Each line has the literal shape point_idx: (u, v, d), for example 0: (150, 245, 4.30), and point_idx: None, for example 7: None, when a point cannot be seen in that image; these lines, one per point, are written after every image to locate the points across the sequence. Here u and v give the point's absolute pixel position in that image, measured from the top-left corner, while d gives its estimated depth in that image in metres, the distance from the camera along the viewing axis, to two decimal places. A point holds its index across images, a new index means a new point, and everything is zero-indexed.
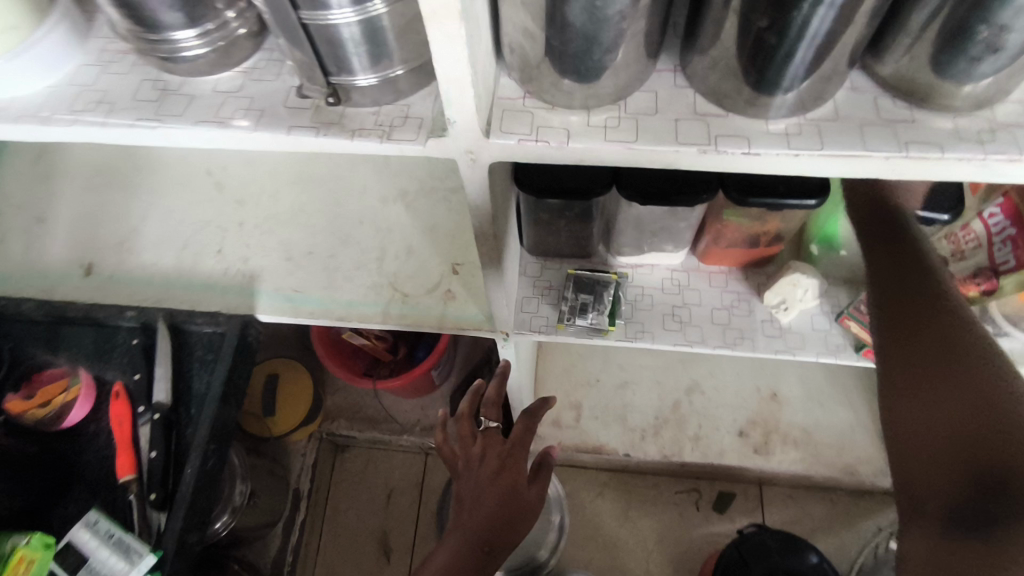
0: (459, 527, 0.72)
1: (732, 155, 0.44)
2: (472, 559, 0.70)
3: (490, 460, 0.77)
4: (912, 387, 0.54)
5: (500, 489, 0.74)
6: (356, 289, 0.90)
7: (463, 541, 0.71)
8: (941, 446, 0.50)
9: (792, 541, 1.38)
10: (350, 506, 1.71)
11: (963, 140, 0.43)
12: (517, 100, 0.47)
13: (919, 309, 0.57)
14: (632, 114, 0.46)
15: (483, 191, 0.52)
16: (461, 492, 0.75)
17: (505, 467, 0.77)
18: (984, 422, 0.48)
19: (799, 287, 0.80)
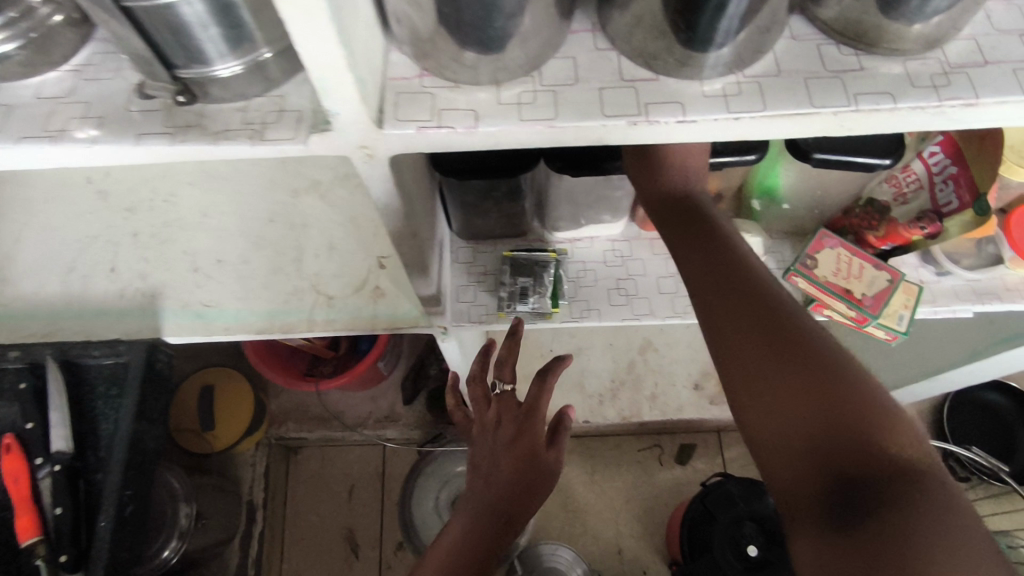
0: (473, 498, 0.69)
1: (666, 125, 0.38)
2: (488, 530, 0.67)
3: (504, 427, 0.71)
4: (750, 372, 0.47)
5: (513, 458, 0.69)
6: (273, 296, 0.81)
7: (478, 511, 0.68)
8: (801, 432, 0.43)
9: (755, 487, 1.39)
10: (310, 508, 1.64)
11: (916, 87, 0.38)
12: (413, 80, 0.40)
13: (733, 286, 0.51)
14: (549, 86, 0.39)
15: (389, 188, 0.45)
16: (477, 461, 0.72)
17: (519, 433, 0.70)
18: (837, 396, 0.43)
19: None
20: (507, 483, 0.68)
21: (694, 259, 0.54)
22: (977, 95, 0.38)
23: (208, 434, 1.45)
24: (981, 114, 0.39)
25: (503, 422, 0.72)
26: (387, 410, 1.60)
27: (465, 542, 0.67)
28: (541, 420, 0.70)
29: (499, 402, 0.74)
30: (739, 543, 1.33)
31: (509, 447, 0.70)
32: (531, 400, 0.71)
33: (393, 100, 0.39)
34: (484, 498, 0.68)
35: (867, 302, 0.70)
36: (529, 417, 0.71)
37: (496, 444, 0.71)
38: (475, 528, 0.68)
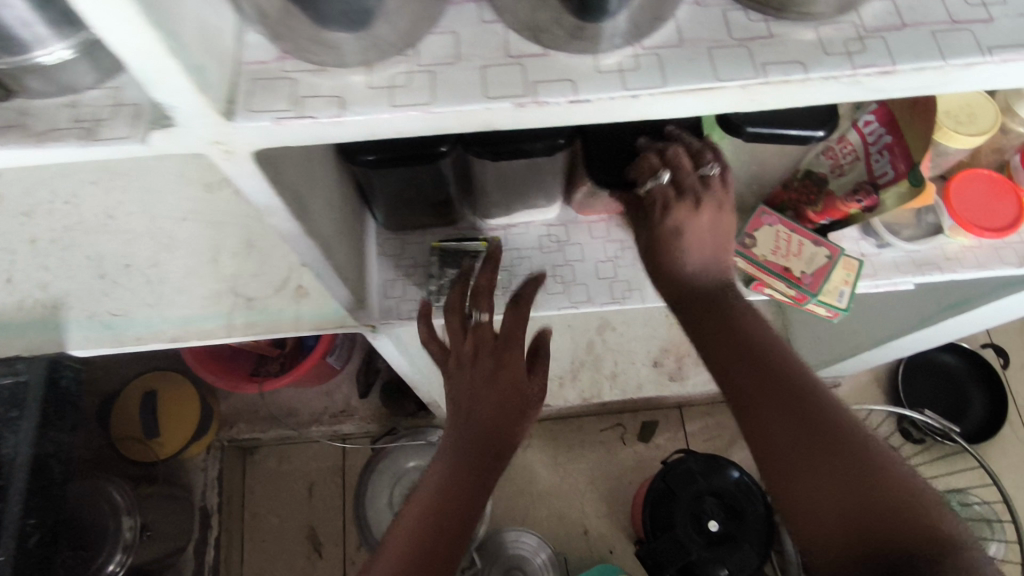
0: (456, 443, 0.63)
1: (557, 106, 0.34)
2: (474, 474, 0.62)
3: (482, 361, 0.63)
4: (790, 464, 0.50)
5: (498, 394, 0.62)
6: (186, 302, 0.74)
7: (461, 455, 0.62)
8: (844, 520, 0.47)
9: (715, 462, 1.39)
10: (270, 509, 1.56)
11: (829, 55, 0.35)
12: (270, 64, 0.35)
13: (764, 374, 0.52)
14: (426, 65, 0.35)
15: (265, 187, 0.40)
16: (454, 401, 0.64)
17: (500, 367, 0.63)
18: (876, 484, 0.48)
19: None
20: (490, 421, 0.62)
21: (716, 347, 0.55)
22: (893, 61, 0.34)
23: (153, 442, 1.36)
24: (899, 83, 0.36)
25: (480, 357, 0.63)
26: (342, 405, 1.53)
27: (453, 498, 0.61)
28: (519, 348, 0.64)
29: (473, 334, 0.64)
30: (700, 518, 1.33)
31: (490, 382, 0.62)
32: (507, 329, 0.64)
33: (246, 89, 0.34)
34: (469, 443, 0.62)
35: (806, 280, 0.68)
36: (508, 348, 0.63)
37: (476, 381, 0.63)
38: (460, 475, 0.62)
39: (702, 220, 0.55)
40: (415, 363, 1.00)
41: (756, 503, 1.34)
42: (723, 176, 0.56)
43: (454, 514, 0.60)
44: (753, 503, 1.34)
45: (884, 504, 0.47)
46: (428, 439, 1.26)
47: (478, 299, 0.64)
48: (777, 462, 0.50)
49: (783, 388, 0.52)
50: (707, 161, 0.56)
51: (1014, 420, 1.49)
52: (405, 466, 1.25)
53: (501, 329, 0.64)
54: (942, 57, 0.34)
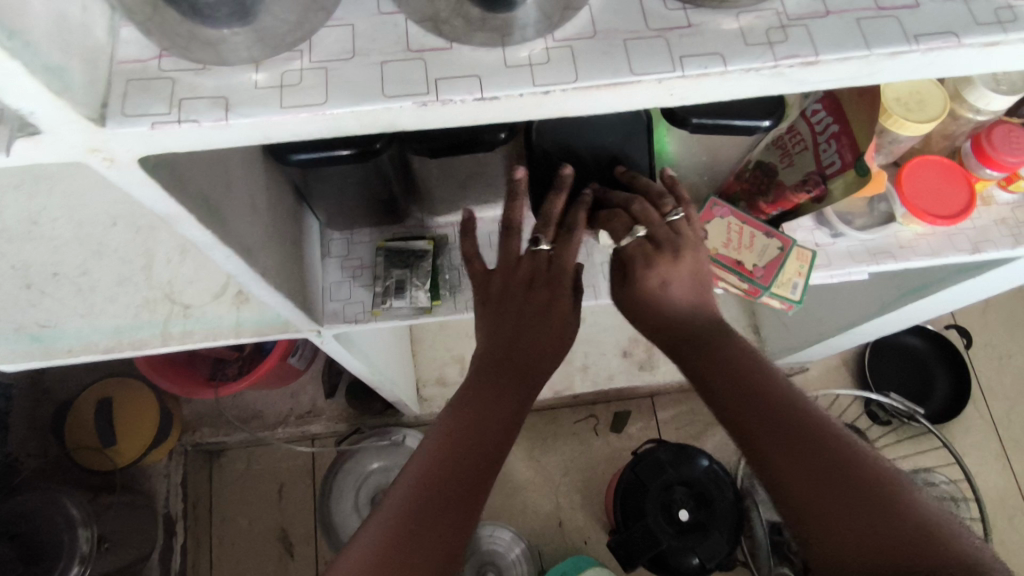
0: (487, 375, 0.57)
1: (461, 104, 0.32)
2: (507, 408, 0.56)
3: (536, 291, 0.58)
4: (807, 493, 0.48)
5: (539, 323, 0.58)
6: (121, 310, 0.71)
7: (494, 386, 0.57)
8: (870, 546, 0.46)
9: (684, 452, 1.38)
10: (241, 513, 1.46)
11: (750, 45, 0.33)
12: (149, 63, 0.32)
13: (770, 404, 0.53)
14: (319, 62, 0.32)
15: (162, 196, 0.37)
16: (489, 331, 0.59)
17: (551, 299, 0.58)
18: (893, 507, 0.47)
19: None
20: (525, 351, 0.58)
21: (720, 380, 0.55)
22: (817, 51, 0.32)
23: (109, 450, 1.28)
24: (825, 74, 0.34)
25: (535, 287, 0.58)
26: (309, 406, 1.47)
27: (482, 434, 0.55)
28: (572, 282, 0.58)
29: (530, 261, 0.59)
30: (670, 508, 1.33)
31: (541, 313, 0.58)
32: (559, 258, 0.58)
33: (121, 91, 0.31)
34: (500, 372, 0.57)
35: (758, 274, 0.67)
36: (561, 278, 0.58)
37: (523, 310, 0.58)
38: (490, 407, 0.56)
39: (678, 270, 0.58)
40: (373, 364, 0.97)
41: (725, 491, 1.33)
42: (687, 218, 0.59)
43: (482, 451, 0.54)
44: (721, 491, 1.33)
45: (903, 525, 0.46)
46: (392, 439, 1.24)
47: (544, 225, 0.59)
48: (793, 491, 0.49)
49: (789, 416, 0.52)
50: (671, 208, 0.58)
51: (978, 399, 1.51)
52: (368, 467, 1.23)
53: (558, 257, 0.58)
54: (868, 47, 0.33)
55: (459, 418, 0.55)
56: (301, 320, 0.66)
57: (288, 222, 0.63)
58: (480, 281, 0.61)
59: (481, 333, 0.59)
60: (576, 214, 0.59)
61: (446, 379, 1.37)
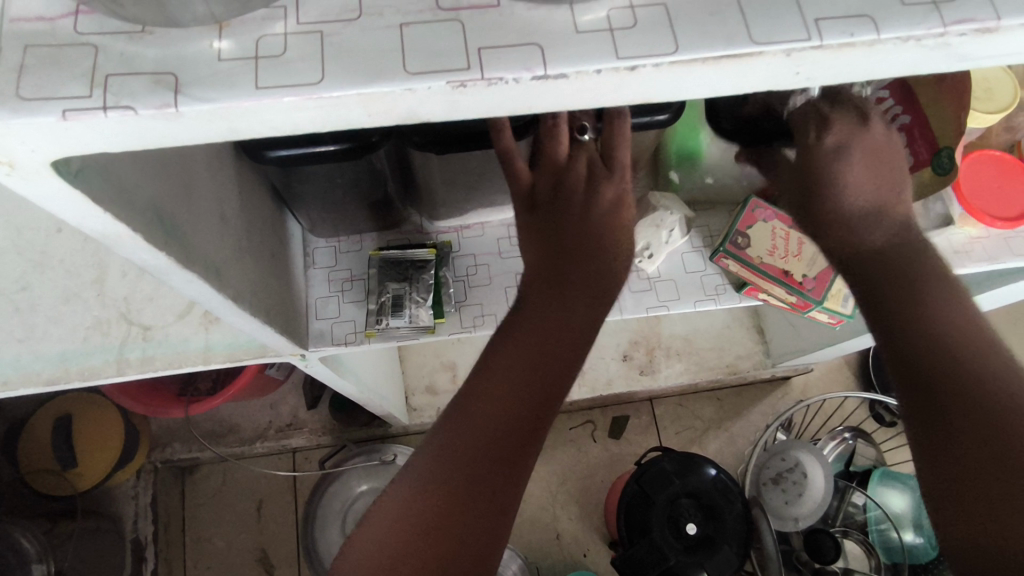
0: (543, 300, 0.48)
1: (514, 85, 0.23)
2: (558, 345, 0.47)
3: (603, 192, 0.49)
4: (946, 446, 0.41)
5: (608, 234, 0.50)
6: (63, 334, 0.60)
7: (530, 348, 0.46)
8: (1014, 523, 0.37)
9: (690, 458, 1.05)
10: (217, 532, 1.25)
11: (908, 5, 0.24)
12: (62, 25, 0.22)
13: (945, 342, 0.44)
14: (310, 24, 0.23)
15: (95, 212, 0.27)
16: (546, 249, 0.49)
17: (620, 197, 0.50)
18: None
19: (663, 228, 0.61)
20: (585, 270, 0.49)
21: (901, 300, 0.46)
22: (997, 12, 0.24)
23: (69, 472, 1.08)
24: (998, 46, 0.25)
25: (602, 182, 0.49)
26: (289, 418, 1.28)
27: (521, 384, 0.45)
28: (624, 177, 0.49)
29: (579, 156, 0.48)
30: (676, 520, 1.01)
31: (584, 266, 0.49)
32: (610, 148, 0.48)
33: (16, 63, 0.21)
34: (560, 296, 0.48)
35: (809, 286, 0.59)
36: (620, 174, 0.49)
37: (586, 219, 0.49)
38: (522, 378, 0.46)
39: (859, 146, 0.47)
40: (361, 381, 0.87)
41: (735, 503, 1.01)
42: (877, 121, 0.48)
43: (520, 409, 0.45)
44: (731, 502, 1.01)
45: None
46: (382, 458, 1.14)
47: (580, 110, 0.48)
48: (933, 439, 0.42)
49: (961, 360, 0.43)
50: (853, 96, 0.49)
51: None
52: (356, 489, 1.14)
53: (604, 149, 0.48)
54: None
55: (501, 360, 0.46)
56: (282, 344, 0.55)
57: (265, 227, 0.53)
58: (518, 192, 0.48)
59: (531, 251, 0.50)
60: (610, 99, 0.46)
61: (437, 388, 1.27)
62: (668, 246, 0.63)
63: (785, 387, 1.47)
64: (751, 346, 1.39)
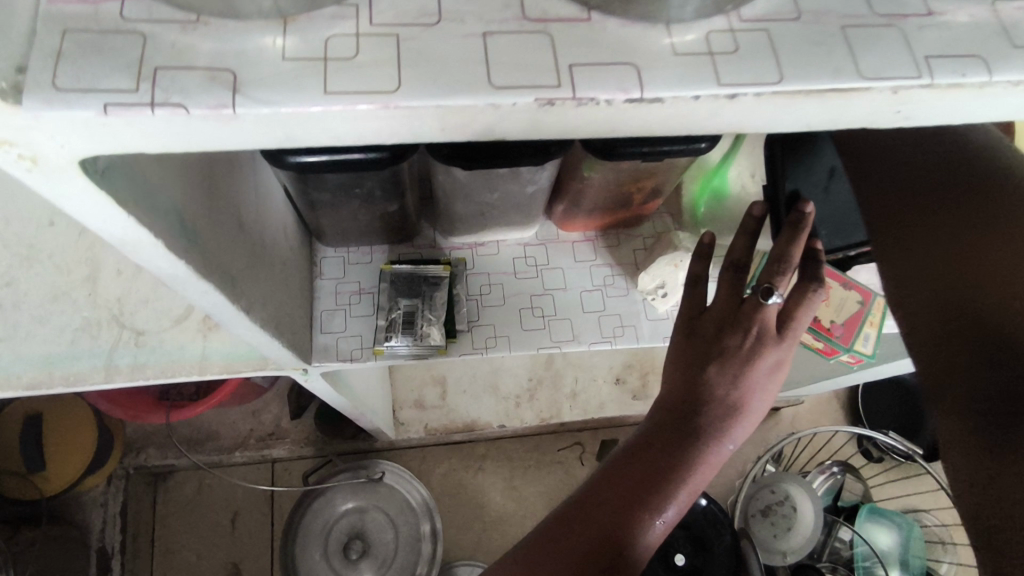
0: (667, 434, 0.45)
1: (605, 107, 0.21)
2: (670, 480, 0.43)
3: (763, 356, 0.45)
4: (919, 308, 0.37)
5: (760, 398, 0.46)
6: (51, 335, 0.56)
7: (657, 464, 0.44)
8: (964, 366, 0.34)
9: None
10: (186, 544, 1.18)
11: (1019, 49, 0.22)
12: (105, 9, 0.20)
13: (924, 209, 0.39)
14: (386, 26, 0.20)
15: (115, 216, 0.25)
16: (684, 379, 0.47)
17: (781, 364, 0.46)
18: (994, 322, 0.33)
19: (681, 267, 0.60)
20: (722, 424, 0.45)
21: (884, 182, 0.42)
22: None
23: (36, 477, 1.02)
24: None
25: (765, 349, 0.46)
26: (272, 427, 1.23)
27: (619, 512, 0.42)
28: (798, 336, 0.46)
29: (755, 314, 0.46)
30: (666, 551, 0.99)
31: (727, 393, 0.45)
32: (777, 252, 0.47)
33: (53, 49, 0.19)
34: (688, 435, 0.45)
35: (837, 332, 0.60)
36: (789, 340, 0.46)
37: (741, 375, 0.45)
38: (641, 492, 0.43)
39: None
40: (355, 395, 0.83)
41: (724, 535, 0.98)
42: None
43: (611, 551, 0.41)
44: (722, 534, 0.98)
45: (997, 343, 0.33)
46: (369, 475, 1.12)
47: (777, 270, 0.46)
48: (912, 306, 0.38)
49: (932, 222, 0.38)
50: None
51: None
52: (339, 508, 1.10)
53: (786, 308, 0.47)
54: None
55: (602, 488, 0.44)
56: (284, 357, 0.52)
57: (280, 236, 0.50)
58: (691, 309, 0.51)
59: (674, 373, 0.48)
60: (792, 241, 0.47)
61: (426, 403, 1.24)
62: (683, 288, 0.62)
63: (774, 419, 1.46)
64: None
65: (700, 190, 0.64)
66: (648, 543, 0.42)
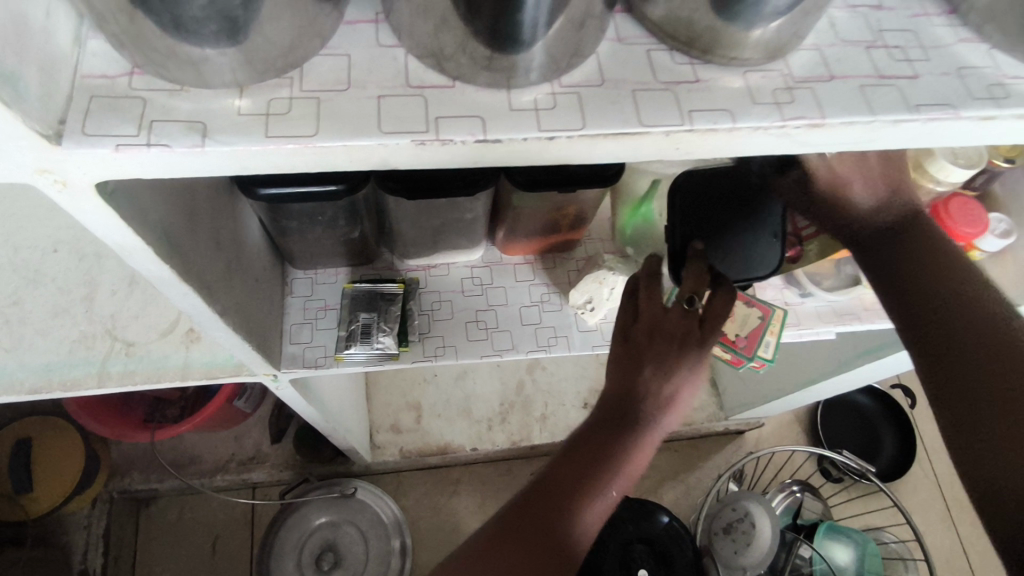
0: (608, 426, 0.53)
1: (461, 145, 0.30)
2: (610, 465, 0.52)
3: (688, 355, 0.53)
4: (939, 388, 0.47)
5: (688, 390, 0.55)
6: (53, 346, 0.64)
7: (601, 452, 0.52)
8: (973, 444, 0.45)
9: (643, 505, 1.08)
10: (167, 567, 1.21)
11: (758, 104, 0.32)
12: (118, 80, 0.29)
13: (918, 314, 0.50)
14: (311, 92, 0.30)
15: (119, 226, 0.33)
16: (623, 379, 0.54)
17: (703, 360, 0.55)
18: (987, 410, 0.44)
19: (605, 284, 0.69)
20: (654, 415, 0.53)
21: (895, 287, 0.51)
22: (822, 113, 0.32)
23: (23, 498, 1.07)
24: (829, 137, 0.33)
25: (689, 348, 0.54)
26: (252, 452, 1.28)
27: (569, 496, 0.51)
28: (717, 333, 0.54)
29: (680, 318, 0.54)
30: (630, 566, 1.02)
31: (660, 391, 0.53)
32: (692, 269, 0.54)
33: (83, 108, 0.28)
34: (627, 426, 0.53)
35: (741, 343, 0.69)
36: (711, 337, 0.54)
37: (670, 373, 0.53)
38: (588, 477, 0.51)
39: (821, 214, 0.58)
40: (326, 411, 0.90)
41: (686, 549, 1.03)
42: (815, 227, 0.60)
43: (563, 528, 0.50)
44: (683, 549, 1.03)
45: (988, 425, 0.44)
46: (342, 491, 1.18)
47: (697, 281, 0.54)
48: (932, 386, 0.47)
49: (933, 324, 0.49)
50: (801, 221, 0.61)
51: (922, 458, 1.42)
52: (313, 522, 1.16)
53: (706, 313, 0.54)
54: (871, 113, 0.33)
55: (554, 475, 0.52)
56: (255, 362, 0.60)
57: (252, 256, 0.59)
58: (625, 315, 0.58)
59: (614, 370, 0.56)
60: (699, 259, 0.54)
61: (401, 427, 1.31)
62: (610, 303, 0.71)
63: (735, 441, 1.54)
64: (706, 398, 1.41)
65: (630, 216, 0.71)
66: (593, 519, 0.51)
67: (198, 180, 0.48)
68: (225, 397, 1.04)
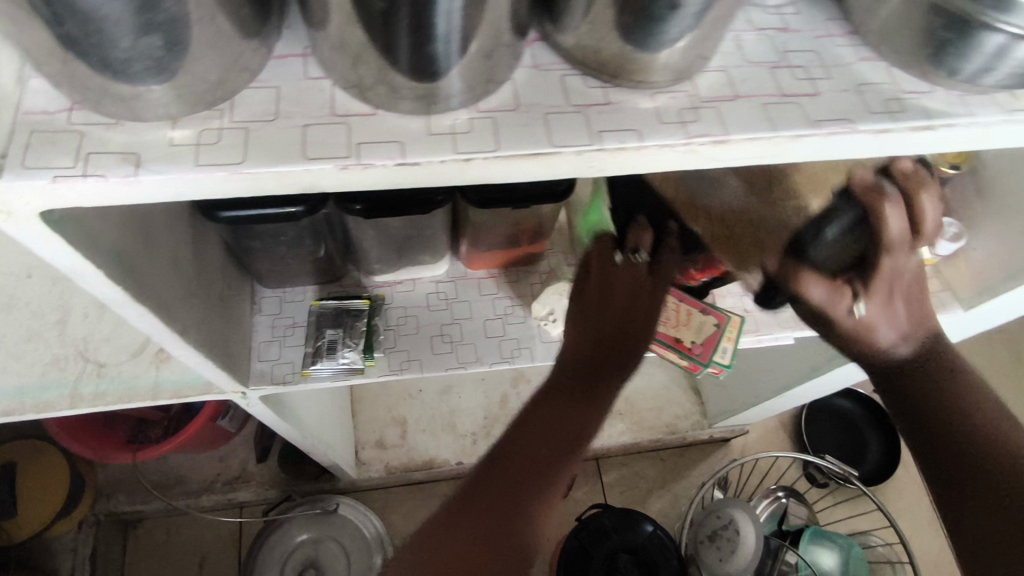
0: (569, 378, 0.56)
1: (382, 168, 0.32)
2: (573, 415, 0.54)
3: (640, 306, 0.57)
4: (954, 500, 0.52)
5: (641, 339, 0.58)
6: (26, 369, 0.66)
7: (563, 404, 0.55)
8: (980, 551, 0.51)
9: (629, 514, 1.06)
10: None
11: (664, 124, 0.34)
12: (59, 116, 0.31)
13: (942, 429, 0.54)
14: (240, 122, 0.32)
15: (67, 251, 0.35)
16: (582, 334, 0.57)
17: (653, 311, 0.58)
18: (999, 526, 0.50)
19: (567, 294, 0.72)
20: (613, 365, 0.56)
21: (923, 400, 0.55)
22: (725, 131, 0.35)
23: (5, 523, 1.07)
24: (735, 152, 0.36)
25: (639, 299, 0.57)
26: (238, 471, 1.28)
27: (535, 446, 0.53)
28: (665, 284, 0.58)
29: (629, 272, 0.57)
30: None
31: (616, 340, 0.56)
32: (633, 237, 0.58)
33: (23, 144, 0.30)
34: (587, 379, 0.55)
35: (697, 350, 0.70)
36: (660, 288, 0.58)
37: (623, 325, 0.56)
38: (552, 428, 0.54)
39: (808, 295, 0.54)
40: (303, 426, 0.91)
41: (670, 559, 1.02)
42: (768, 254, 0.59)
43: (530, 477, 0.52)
44: (668, 559, 1.02)
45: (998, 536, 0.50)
46: (324, 507, 1.19)
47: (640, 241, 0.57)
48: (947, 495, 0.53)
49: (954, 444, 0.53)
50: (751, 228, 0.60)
51: (906, 462, 1.43)
52: (295, 539, 1.16)
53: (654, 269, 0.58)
54: (771, 129, 0.35)
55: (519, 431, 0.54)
56: (221, 379, 0.61)
57: (215, 276, 0.61)
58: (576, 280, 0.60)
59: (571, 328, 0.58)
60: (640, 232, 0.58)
61: (387, 443, 1.32)
62: None
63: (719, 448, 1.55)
64: (689, 407, 1.43)
65: (583, 224, 0.67)
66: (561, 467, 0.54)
67: (156, 204, 0.50)
68: (206, 416, 1.05)
